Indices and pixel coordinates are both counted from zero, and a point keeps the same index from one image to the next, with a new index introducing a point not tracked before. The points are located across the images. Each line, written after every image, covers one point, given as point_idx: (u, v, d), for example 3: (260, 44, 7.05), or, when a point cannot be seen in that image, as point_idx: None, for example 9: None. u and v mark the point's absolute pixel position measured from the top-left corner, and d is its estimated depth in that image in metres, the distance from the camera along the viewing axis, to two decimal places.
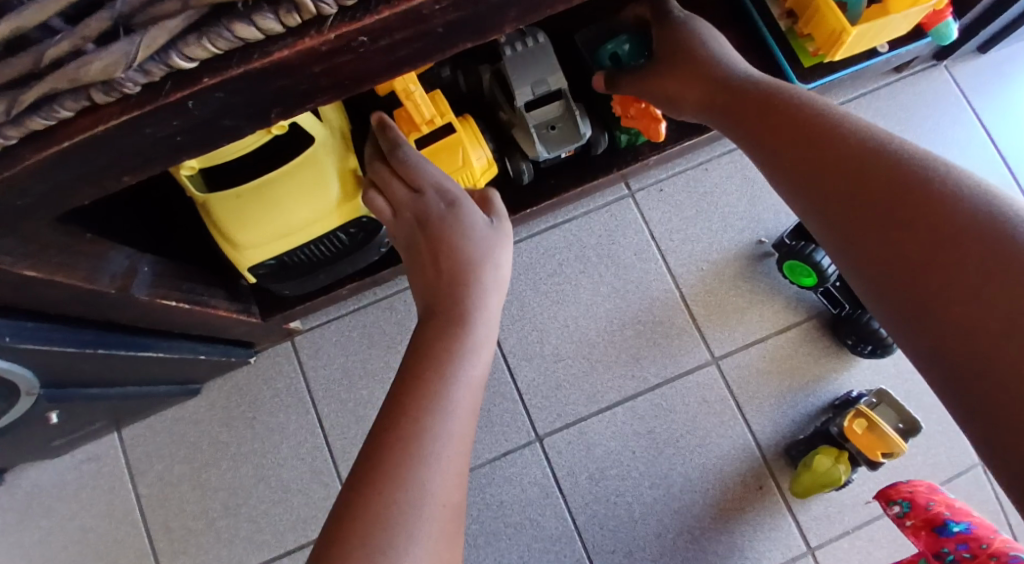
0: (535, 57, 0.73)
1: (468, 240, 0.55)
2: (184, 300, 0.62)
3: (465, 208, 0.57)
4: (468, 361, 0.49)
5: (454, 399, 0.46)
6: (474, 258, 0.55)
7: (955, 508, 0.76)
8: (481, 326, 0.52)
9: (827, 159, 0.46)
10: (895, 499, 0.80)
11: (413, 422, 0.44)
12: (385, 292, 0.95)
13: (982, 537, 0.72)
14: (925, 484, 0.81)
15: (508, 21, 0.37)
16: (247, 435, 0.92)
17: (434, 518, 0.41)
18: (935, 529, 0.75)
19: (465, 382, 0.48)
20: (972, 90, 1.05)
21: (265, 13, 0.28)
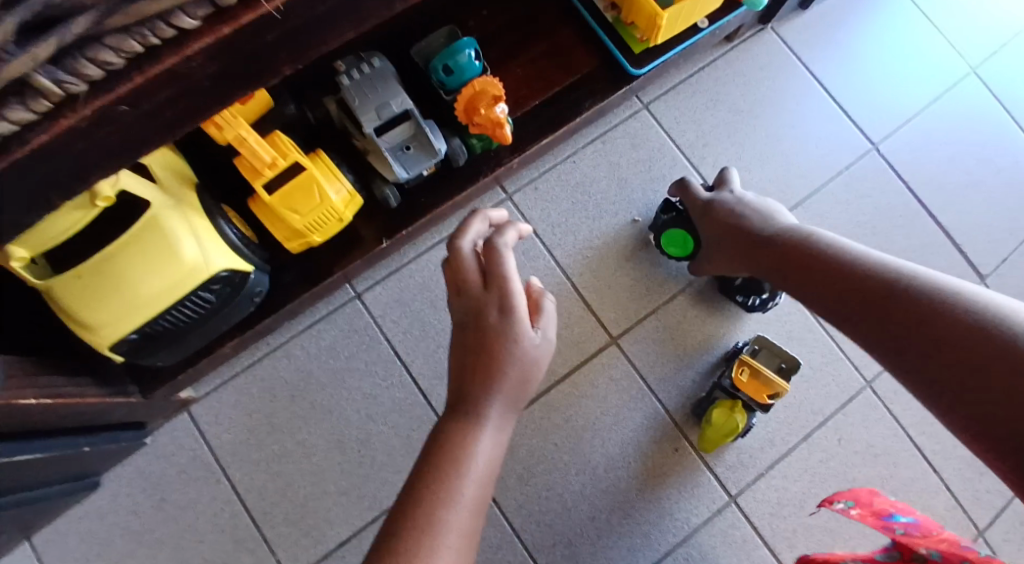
0: (375, 81, 0.73)
1: (518, 346, 0.53)
2: (43, 395, 0.60)
3: (524, 318, 0.54)
4: (476, 453, 0.50)
5: (461, 491, 0.47)
6: (518, 366, 0.53)
7: (901, 506, 0.71)
8: (494, 422, 0.52)
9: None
10: (840, 497, 0.75)
11: (451, 488, 0.47)
12: (279, 341, 0.93)
13: (930, 525, 0.66)
14: (865, 489, 0.77)
15: (284, 62, 0.38)
16: (160, 517, 0.89)
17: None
18: (881, 516, 0.68)
19: (474, 478, 0.49)
20: (800, 47, 1.14)
21: (11, 105, 0.28)
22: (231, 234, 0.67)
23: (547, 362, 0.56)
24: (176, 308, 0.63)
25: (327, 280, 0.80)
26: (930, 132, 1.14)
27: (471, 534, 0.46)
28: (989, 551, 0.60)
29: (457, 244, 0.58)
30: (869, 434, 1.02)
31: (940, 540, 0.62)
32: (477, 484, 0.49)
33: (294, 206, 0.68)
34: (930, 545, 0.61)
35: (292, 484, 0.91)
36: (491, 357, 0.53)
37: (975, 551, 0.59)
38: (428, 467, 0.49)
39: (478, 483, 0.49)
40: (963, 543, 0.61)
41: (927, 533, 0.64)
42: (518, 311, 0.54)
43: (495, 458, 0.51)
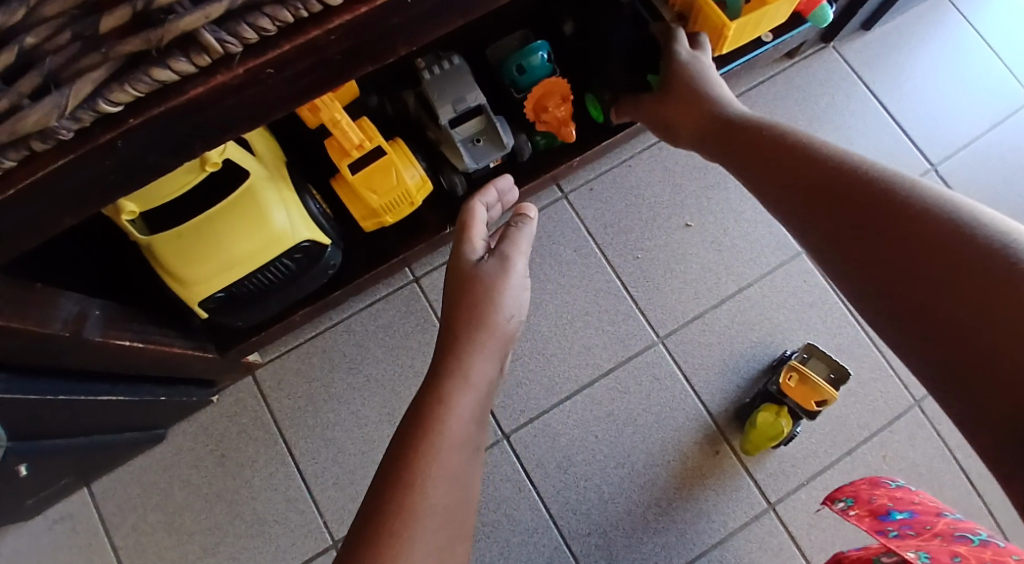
0: (453, 78, 0.77)
1: (468, 273, 0.58)
2: (136, 340, 0.65)
3: (474, 243, 0.61)
4: (450, 423, 0.47)
5: (436, 466, 0.44)
6: (480, 285, 0.57)
7: (901, 498, 0.63)
8: (475, 375, 0.51)
9: (837, 196, 0.48)
10: (840, 496, 0.69)
11: (435, 434, 0.46)
12: (341, 316, 0.98)
13: (927, 520, 0.57)
14: (869, 482, 0.70)
15: (400, 44, 0.42)
16: (218, 472, 0.94)
17: (436, 522, 0.42)
18: (878, 515, 0.61)
19: (450, 447, 0.46)
20: (861, 66, 1.15)
21: (177, 57, 0.32)
22: (314, 209, 0.73)
23: (509, 281, 0.58)
24: (260, 272, 0.68)
25: (393, 260, 0.85)
26: (993, 156, 1.13)
27: (450, 514, 0.43)
28: (990, 545, 0.50)
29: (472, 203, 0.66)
30: (914, 453, 1.01)
31: (932, 537, 0.54)
32: (468, 424, 0.49)
33: (373, 187, 0.73)
34: (920, 544, 0.52)
35: (343, 452, 0.95)
36: (460, 289, 0.57)
37: (967, 543, 0.51)
38: (403, 444, 0.46)
39: (464, 417, 0.48)
40: (961, 537, 0.52)
41: (920, 530, 0.55)
42: (472, 244, 0.61)
43: (470, 422, 0.49)
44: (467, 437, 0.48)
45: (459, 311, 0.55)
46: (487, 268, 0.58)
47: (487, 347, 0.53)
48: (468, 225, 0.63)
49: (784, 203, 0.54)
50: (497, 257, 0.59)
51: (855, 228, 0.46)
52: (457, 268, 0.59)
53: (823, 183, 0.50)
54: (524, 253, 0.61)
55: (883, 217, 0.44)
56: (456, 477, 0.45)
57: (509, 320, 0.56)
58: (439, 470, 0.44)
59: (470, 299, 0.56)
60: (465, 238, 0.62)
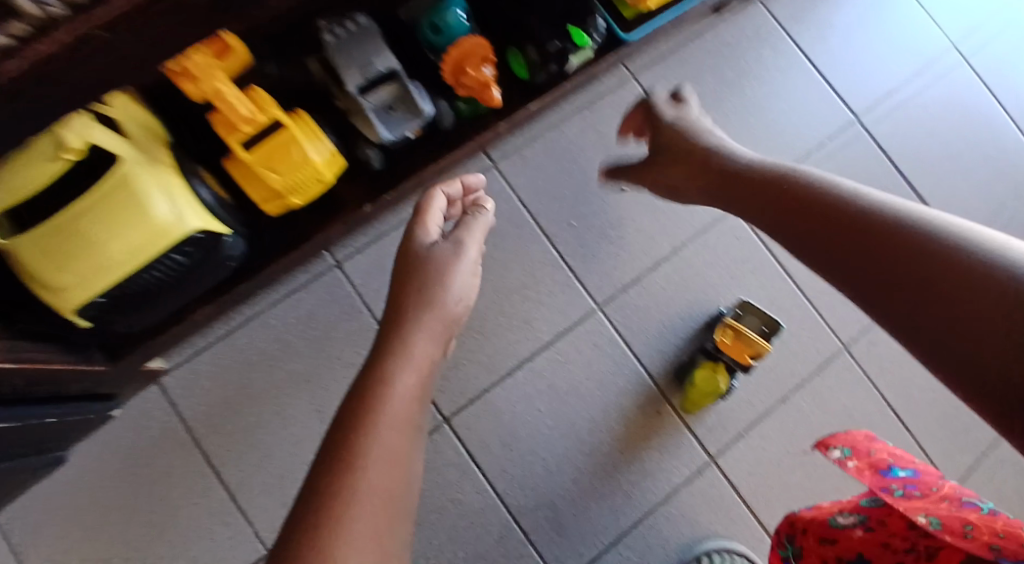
0: (357, 37, 0.68)
1: (427, 253, 0.61)
2: (8, 360, 0.56)
3: (431, 228, 0.64)
4: (392, 401, 0.45)
5: (377, 443, 0.42)
6: (433, 265, 0.59)
7: (901, 457, 0.62)
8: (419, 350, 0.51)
9: (848, 234, 0.45)
10: (835, 443, 0.65)
11: (375, 412, 0.44)
12: (256, 308, 0.90)
13: (931, 482, 0.56)
14: (862, 434, 0.68)
15: None
16: (131, 489, 0.85)
17: (376, 497, 0.39)
18: (880, 469, 0.59)
19: (390, 424, 0.44)
20: (783, 16, 1.13)
21: None
22: (206, 195, 0.64)
23: (462, 261, 0.61)
24: (147, 270, 0.59)
25: (307, 245, 0.77)
26: (914, 105, 1.15)
27: (392, 500, 0.40)
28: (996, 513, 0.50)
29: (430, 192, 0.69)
30: (845, 397, 1.04)
31: (940, 499, 0.52)
32: (410, 401, 0.47)
33: (274, 166, 0.65)
34: (929, 508, 0.50)
35: (269, 455, 0.88)
36: (413, 267, 0.60)
37: (977, 511, 0.50)
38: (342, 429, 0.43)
39: (406, 398, 0.46)
40: (969, 503, 0.51)
41: (926, 492, 0.54)
42: (426, 229, 0.64)
43: (414, 404, 0.47)
44: (411, 415, 0.46)
45: (408, 295, 0.57)
46: (439, 250, 0.61)
47: (429, 325, 0.54)
48: (423, 210, 0.66)
49: (804, 244, 0.50)
50: (451, 242, 0.62)
51: (871, 270, 0.42)
52: (413, 250, 0.62)
53: (838, 230, 0.46)
54: (477, 241, 0.65)
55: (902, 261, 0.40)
56: (396, 455, 0.42)
57: (457, 301, 0.58)
58: (380, 444, 0.42)
59: (417, 280, 0.58)
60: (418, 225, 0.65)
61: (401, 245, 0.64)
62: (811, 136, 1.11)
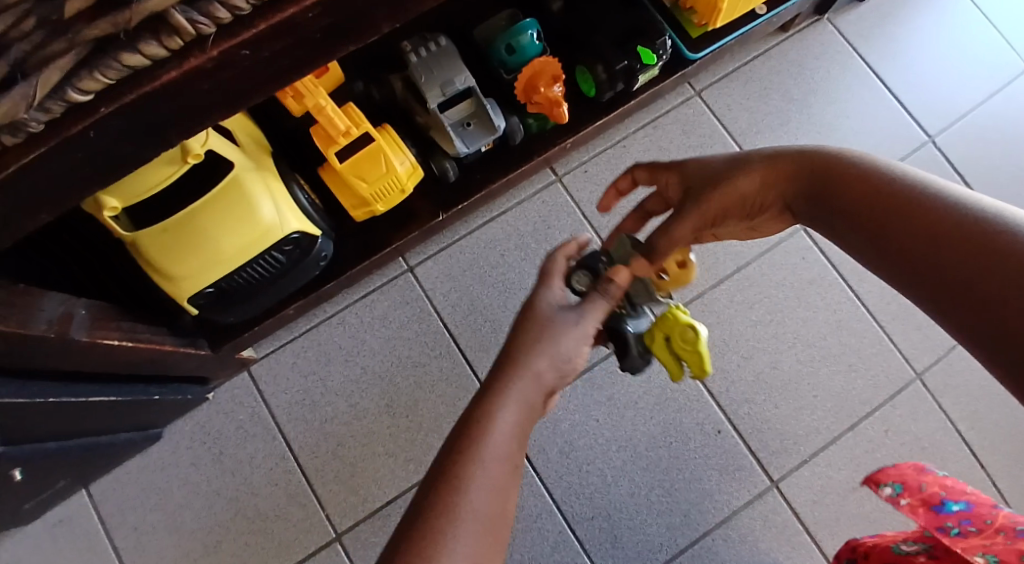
0: (441, 60, 0.75)
1: (537, 310, 0.53)
2: (124, 338, 0.64)
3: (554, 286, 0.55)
4: (498, 431, 0.45)
5: (481, 472, 0.42)
6: (547, 326, 0.51)
7: (951, 487, 0.66)
8: (527, 391, 0.48)
9: (835, 205, 0.46)
10: (885, 480, 0.71)
11: (480, 442, 0.43)
12: (335, 308, 0.97)
13: (986, 514, 0.60)
14: (913, 466, 0.73)
15: (382, 22, 0.41)
16: (218, 469, 0.93)
17: (481, 539, 0.39)
18: (931, 506, 0.64)
19: (493, 455, 0.43)
20: (854, 38, 1.13)
21: (148, 40, 0.31)
22: (303, 199, 0.71)
23: (579, 329, 0.52)
24: (250, 265, 0.67)
25: (385, 250, 0.83)
26: (992, 126, 1.12)
27: (491, 530, 0.40)
28: None
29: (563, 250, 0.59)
30: (916, 427, 1.01)
31: (995, 534, 0.56)
32: (511, 445, 0.45)
33: (363, 175, 0.72)
34: (985, 544, 0.55)
35: (342, 445, 0.94)
36: (524, 324, 0.52)
37: None
38: (447, 457, 0.43)
39: (507, 432, 0.45)
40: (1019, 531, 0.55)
41: (982, 526, 0.58)
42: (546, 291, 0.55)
43: (521, 439, 0.46)
44: (515, 456, 0.44)
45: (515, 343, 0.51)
46: (563, 317, 0.52)
47: (541, 373, 0.49)
48: (548, 272, 0.57)
49: (802, 193, 0.50)
50: (575, 308, 0.53)
51: (880, 241, 0.42)
52: (531, 307, 0.54)
53: (846, 196, 0.45)
54: (602, 313, 0.55)
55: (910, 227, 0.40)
56: (500, 504, 0.41)
57: (569, 360, 0.51)
58: (480, 480, 0.41)
59: (530, 334, 0.51)
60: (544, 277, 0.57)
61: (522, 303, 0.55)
62: (881, 157, 1.09)
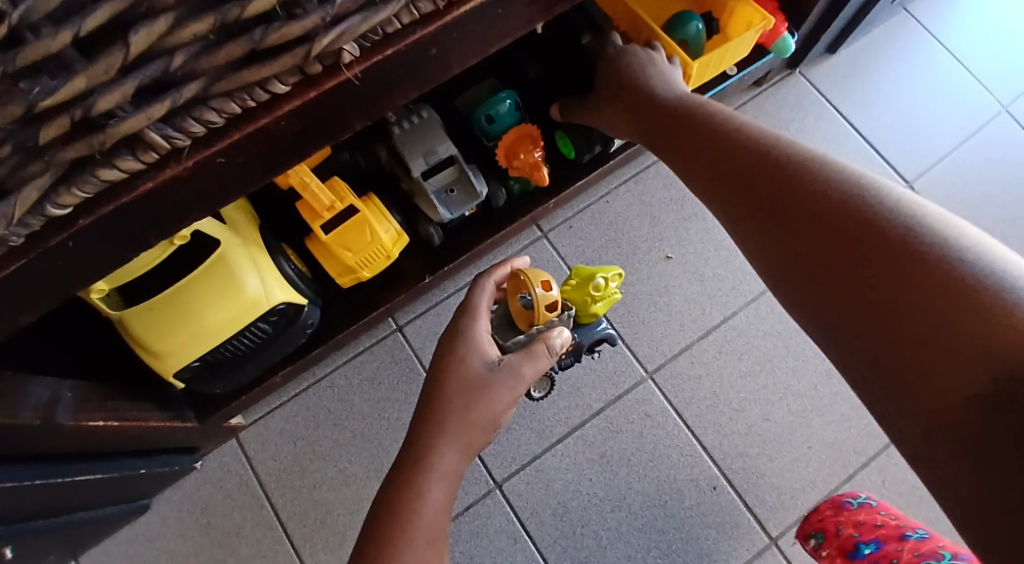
0: (423, 131, 0.77)
1: (467, 369, 0.57)
2: (111, 418, 0.64)
3: (481, 339, 0.60)
4: (418, 514, 0.49)
5: (408, 560, 0.47)
6: (473, 382, 0.57)
7: (862, 526, 0.78)
8: (446, 460, 0.53)
9: (817, 221, 0.47)
10: (809, 532, 0.83)
11: (404, 527, 0.48)
12: (324, 371, 0.97)
13: (892, 553, 0.72)
14: (831, 504, 0.84)
15: (356, 121, 0.42)
16: (206, 541, 0.91)
17: None
18: (848, 553, 0.76)
19: (421, 539, 0.48)
20: (826, 89, 1.17)
21: (124, 156, 0.32)
22: (289, 269, 0.73)
23: (507, 385, 0.57)
24: (236, 338, 0.68)
25: (372, 314, 0.84)
26: (967, 170, 1.14)
27: None
28: None
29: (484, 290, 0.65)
30: (914, 476, 1.00)
31: None
32: (438, 516, 0.50)
33: (348, 245, 0.73)
34: None
35: (331, 512, 0.93)
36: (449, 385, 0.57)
37: None
38: (376, 545, 0.47)
39: (433, 513, 0.50)
40: None
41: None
42: (474, 347, 0.59)
43: (445, 512, 0.51)
44: (438, 528, 0.49)
45: (447, 405, 0.56)
46: (493, 371, 0.57)
47: (457, 428, 0.54)
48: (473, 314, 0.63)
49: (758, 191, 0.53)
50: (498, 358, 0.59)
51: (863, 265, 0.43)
52: (461, 369, 0.57)
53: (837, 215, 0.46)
54: (533, 359, 0.59)
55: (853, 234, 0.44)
56: None
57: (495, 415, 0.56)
58: None
59: (455, 396, 0.56)
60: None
61: (446, 362, 0.58)
62: None
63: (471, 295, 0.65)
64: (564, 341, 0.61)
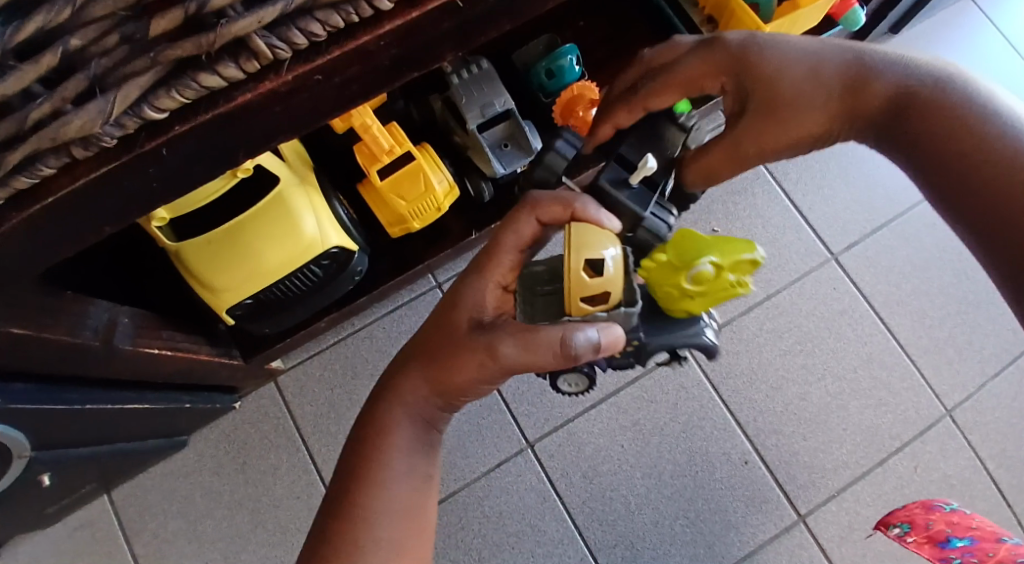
0: (482, 82, 0.76)
1: (458, 323, 0.51)
2: (165, 348, 0.65)
3: (487, 290, 0.52)
4: (390, 456, 0.51)
5: (378, 495, 0.50)
6: (460, 341, 0.50)
7: (956, 523, 0.75)
8: (422, 405, 0.52)
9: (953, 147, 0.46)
10: (894, 521, 0.79)
11: (378, 464, 0.51)
12: (364, 322, 0.97)
13: (987, 547, 0.68)
14: (921, 506, 0.80)
15: (447, 52, 0.41)
16: (240, 479, 0.93)
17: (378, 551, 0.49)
18: (936, 543, 0.73)
19: (394, 478, 0.51)
20: None
21: (227, 62, 0.31)
22: (342, 214, 0.72)
23: (497, 362, 0.48)
24: (288, 278, 0.68)
25: (418, 266, 0.84)
26: None
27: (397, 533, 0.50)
28: None
29: (520, 225, 0.51)
30: (947, 465, 0.99)
31: None
32: (412, 455, 0.52)
33: (402, 193, 0.72)
34: None
35: None
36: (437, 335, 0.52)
37: None
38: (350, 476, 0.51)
39: (408, 453, 0.52)
40: None
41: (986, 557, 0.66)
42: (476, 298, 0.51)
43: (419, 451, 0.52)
44: (413, 466, 0.52)
45: (428, 353, 0.52)
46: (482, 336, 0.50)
47: (422, 374, 0.51)
48: (490, 256, 0.52)
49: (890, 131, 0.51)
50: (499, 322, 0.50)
51: (991, 210, 0.44)
52: (452, 320, 0.51)
53: (968, 158, 0.45)
54: (534, 341, 0.46)
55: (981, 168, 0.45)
56: (403, 505, 0.51)
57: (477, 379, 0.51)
58: (379, 505, 0.50)
59: (438, 349, 0.51)
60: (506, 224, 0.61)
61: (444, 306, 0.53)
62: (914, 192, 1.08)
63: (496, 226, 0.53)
64: (588, 351, 0.45)
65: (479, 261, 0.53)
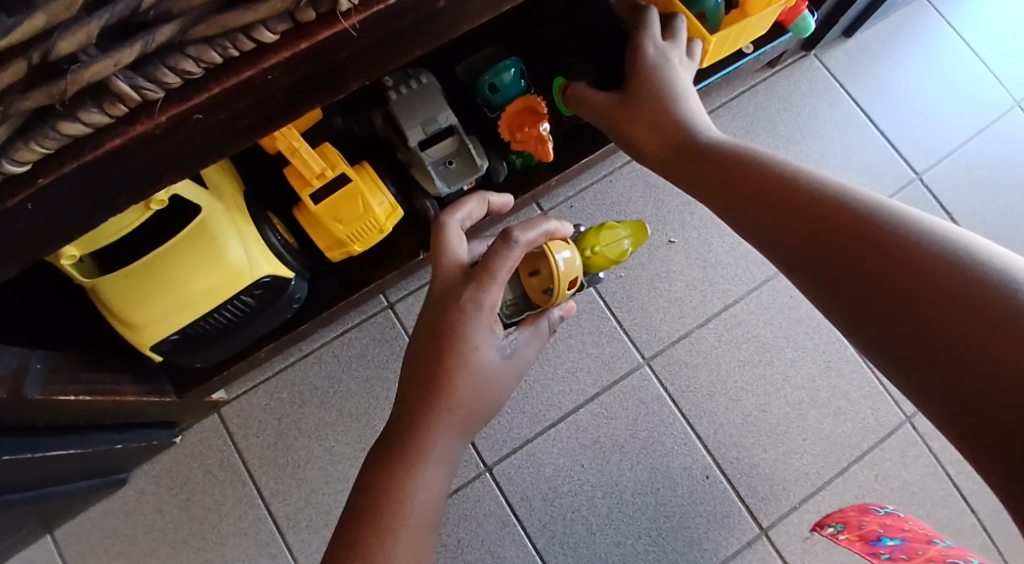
0: (422, 98, 0.73)
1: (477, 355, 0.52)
2: (82, 392, 0.60)
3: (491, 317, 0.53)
4: (410, 507, 0.49)
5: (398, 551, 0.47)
6: (478, 377, 0.53)
7: (888, 523, 0.75)
8: (438, 444, 0.51)
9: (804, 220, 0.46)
10: (830, 523, 0.83)
11: (393, 518, 0.48)
12: (312, 347, 0.94)
13: (918, 545, 0.66)
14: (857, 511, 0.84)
15: (352, 80, 0.38)
16: (185, 517, 0.89)
17: None
18: (867, 539, 0.72)
19: (410, 531, 0.48)
20: (841, 72, 1.13)
21: (89, 107, 0.28)
22: (275, 239, 0.68)
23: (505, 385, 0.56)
24: (218, 310, 0.64)
25: (363, 290, 0.81)
26: (977, 164, 1.12)
27: None
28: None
29: (514, 248, 0.53)
30: (907, 472, 0.98)
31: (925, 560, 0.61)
32: (431, 500, 0.50)
33: (339, 216, 0.69)
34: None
35: (315, 491, 0.90)
36: (446, 366, 0.51)
37: None
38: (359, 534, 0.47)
39: (426, 501, 0.50)
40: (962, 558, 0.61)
41: (914, 555, 0.63)
42: (481, 324, 0.53)
43: (436, 497, 0.50)
44: (429, 514, 0.50)
45: (435, 384, 0.51)
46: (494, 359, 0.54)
47: (452, 422, 0.52)
48: (489, 280, 0.53)
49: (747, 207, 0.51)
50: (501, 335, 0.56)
51: (873, 289, 0.40)
52: (454, 341, 0.52)
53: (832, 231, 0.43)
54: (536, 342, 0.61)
55: (834, 236, 0.43)
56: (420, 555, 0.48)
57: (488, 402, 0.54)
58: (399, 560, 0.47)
59: (450, 376, 0.52)
60: (438, 260, 0.57)
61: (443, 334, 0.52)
62: None
63: (490, 260, 0.53)
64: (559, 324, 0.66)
65: (474, 301, 0.52)
